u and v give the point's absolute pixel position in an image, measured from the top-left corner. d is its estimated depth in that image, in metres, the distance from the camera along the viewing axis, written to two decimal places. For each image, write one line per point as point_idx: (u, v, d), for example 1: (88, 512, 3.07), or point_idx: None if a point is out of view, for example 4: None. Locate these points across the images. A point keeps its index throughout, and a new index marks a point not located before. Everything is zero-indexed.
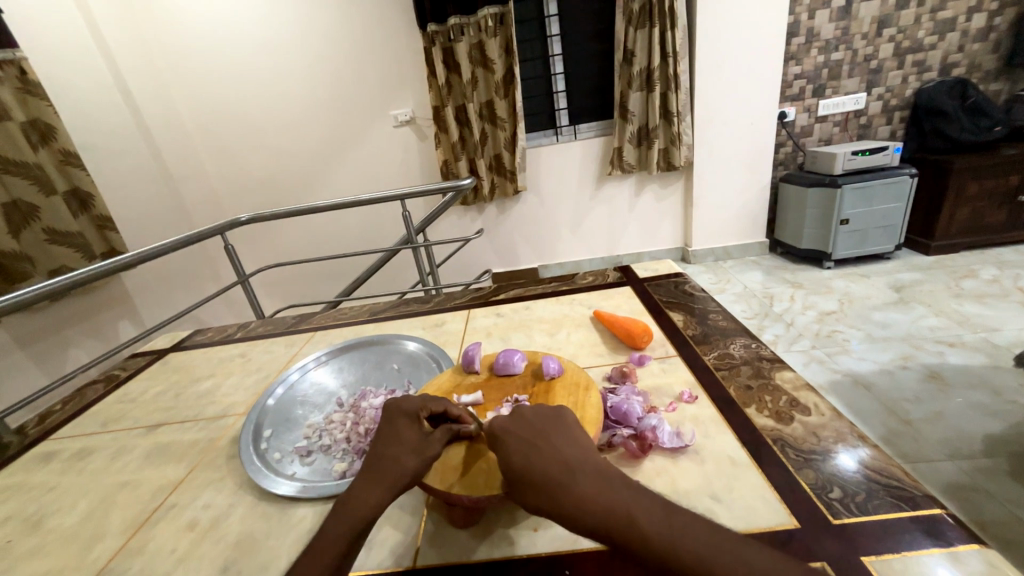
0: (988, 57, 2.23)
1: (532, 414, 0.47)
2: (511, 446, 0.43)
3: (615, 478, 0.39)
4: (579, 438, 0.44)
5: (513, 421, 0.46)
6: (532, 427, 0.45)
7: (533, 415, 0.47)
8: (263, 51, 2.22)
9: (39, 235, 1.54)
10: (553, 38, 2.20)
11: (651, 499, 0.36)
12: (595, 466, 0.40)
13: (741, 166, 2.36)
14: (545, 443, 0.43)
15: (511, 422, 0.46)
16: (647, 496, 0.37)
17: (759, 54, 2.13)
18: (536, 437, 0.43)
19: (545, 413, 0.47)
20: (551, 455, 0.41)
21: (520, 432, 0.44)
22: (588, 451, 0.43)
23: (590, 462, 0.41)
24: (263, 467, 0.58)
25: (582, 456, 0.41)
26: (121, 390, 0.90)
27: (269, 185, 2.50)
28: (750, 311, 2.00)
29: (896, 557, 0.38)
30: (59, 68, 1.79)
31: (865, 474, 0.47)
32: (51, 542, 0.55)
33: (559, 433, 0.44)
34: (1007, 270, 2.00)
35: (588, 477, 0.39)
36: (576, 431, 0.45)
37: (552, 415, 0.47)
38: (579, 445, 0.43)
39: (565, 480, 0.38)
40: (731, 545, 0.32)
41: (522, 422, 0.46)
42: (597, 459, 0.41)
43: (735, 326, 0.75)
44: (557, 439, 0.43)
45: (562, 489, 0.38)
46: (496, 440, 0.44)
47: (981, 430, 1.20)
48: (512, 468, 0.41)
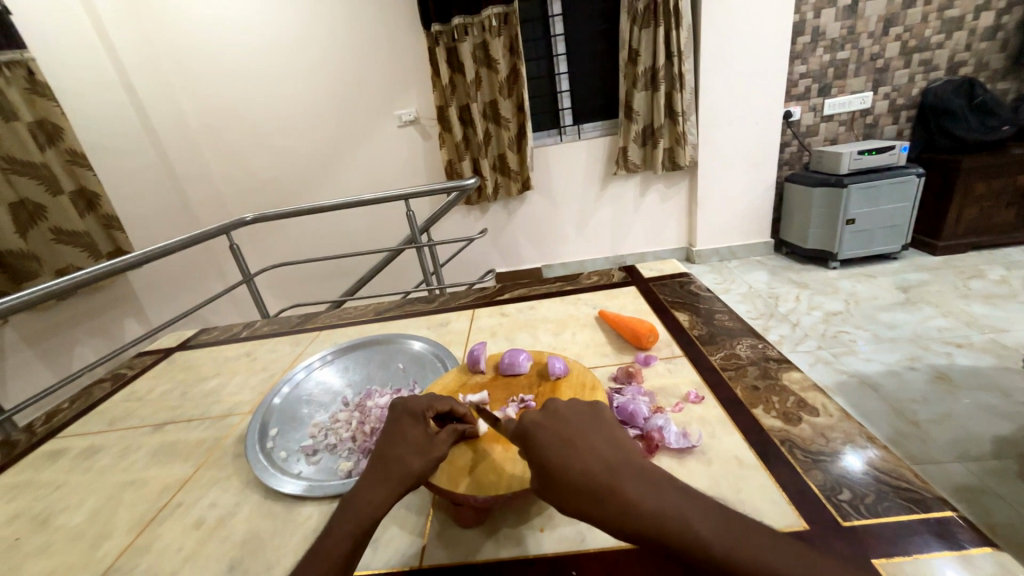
0: (996, 56, 2.21)
1: (566, 409, 0.44)
2: (547, 446, 0.41)
3: (661, 478, 0.37)
4: (618, 434, 0.42)
5: (546, 418, 0.44)
6: (568, 424, 0.43)
7: (567, 409, 0.45)
8: (267, 52, 2.23)
9: (46, 235, 1.55)
10: (557, 38, 2.20)
11: (702, 502, 0.34)
12: (640, 465, 0.38)
13: (746, 166, 2.35)
14: (583, 442, 0.41)
15: (544, 419, 0.44)
16: (698, 499, 0.35)
17: (765, 53, 2.12)
18: (574, 435, 0.41)
19: (579, 408, 0.45)
20: (590, 455, 0.39)
21: (554, 430, 0.42)
22: (629, 448, 0.41)
23: (634, 461, 0.39)
24: (269, 466, 0.58)
25: (623, 455, 0.39)
26: (128, 388, 0.91)
27: (273, 184, 2.51)
28: (754, 312, 1.99)
29: (907, 560, 0.38)
30: (66, 70, 1.81)
31: (875, 476, 0.46)
32: (59, 540, 0.56)
33: (597, 429, 0.42)
34: (1015, 270, 1.99)
35: (633, 479, 0.37)
36: (614, 426, 0.43)
37: (586, 410, 0.45)
38: (618, 443, 0.41)
39: (611, 484, 0.36)
40: (794, 553, 0.30)
41: (556, 418, 0.43)
42: (640, 457, 0.39)
43: (742, 326, 0.75)
44: (595, 435, 0.41)
45: (607, 493, 0.36)
46: (531, 439, 0.42)
47: (990, 431, 1.19)
48: (550, 471, 0.39)
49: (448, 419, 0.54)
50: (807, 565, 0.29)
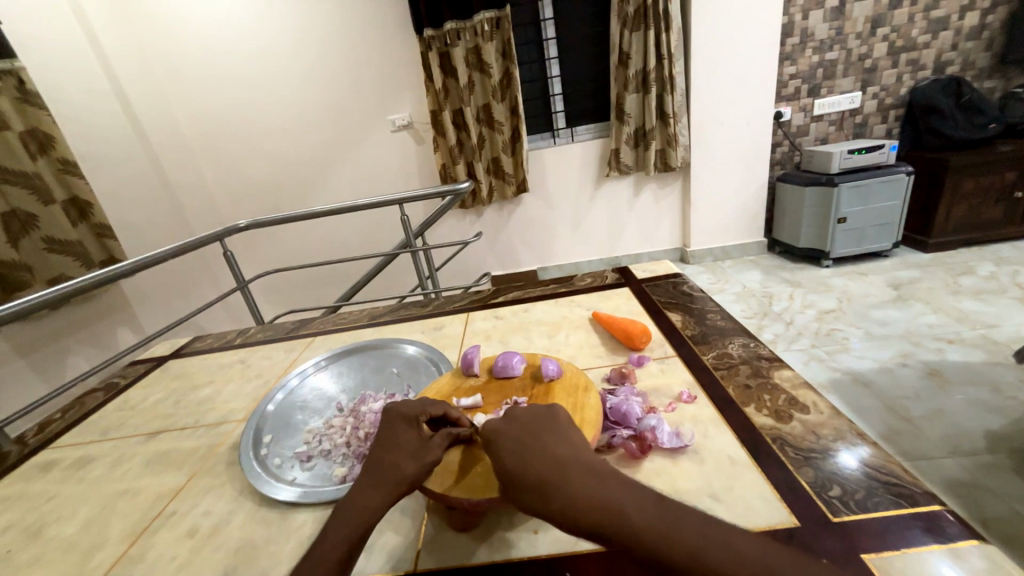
0: (982, 55, 2.25)
1: (524, 413, 0.46)
2: (503, 448, 0.43)
3: (607, 474, 0.39)
4: (572, 436, 0.44)
5: (505, 422, 0.46)
6: (524, 426, 0.45)
7: (526, 414, 0.46)
8: (260, 58, 2.23)
9: (38, 244, 1.54)
10: (549, 42, 2.21)
11: (644, 496, 0.36)
12: (588, 462, 0.40)
13: (739, 166, 2.37)
14: (537, 443, 0.43)
15: (504, 423, 0.45)
16: (639, 494, 0.37)
17: (755, 55, 2.14)
18: (529, 437, 0.43)
19: (538, 412, 0.47)
20: (542, 455, 0.41)
21: (511, 432, 0.44)
22: (582, 448, 0.43)
23: (583, 459, 0.40)
24: (263, 473, 0.58)
25: (574, 453, 0.41)
26: (120, 398, 0.90)
27: (268, 190, 2.50)
28: (749, 311, 2.00)
29: (896, 554, 0.38)
30: (58, 78, 1.80)
31: (866, 472, 0.47)
32: (51, 551, 0.55)
33: (552, 432, 0.44)
34: (1004, 266, 2.01)
35: (580, 475, 0.38)
36: (570, 429, 0.45)
37: (544, 413, 0.47)
38: (571, 443, 0.43)
39: (558, 480, 0.38)
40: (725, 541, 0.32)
41: (513, 421, 0.45)
42: (590, 455, 0.41)
43: (734, 326, 0.76)
44: (549, 437, 0.43)
45: (555, 488, 0.38)
46: (489, 441, 0.44)
47: (982, 426, 1.20)
48: (504, 470, 0.41)
49: (443, 423, 0.54)
50: (732, 550, 0.31)
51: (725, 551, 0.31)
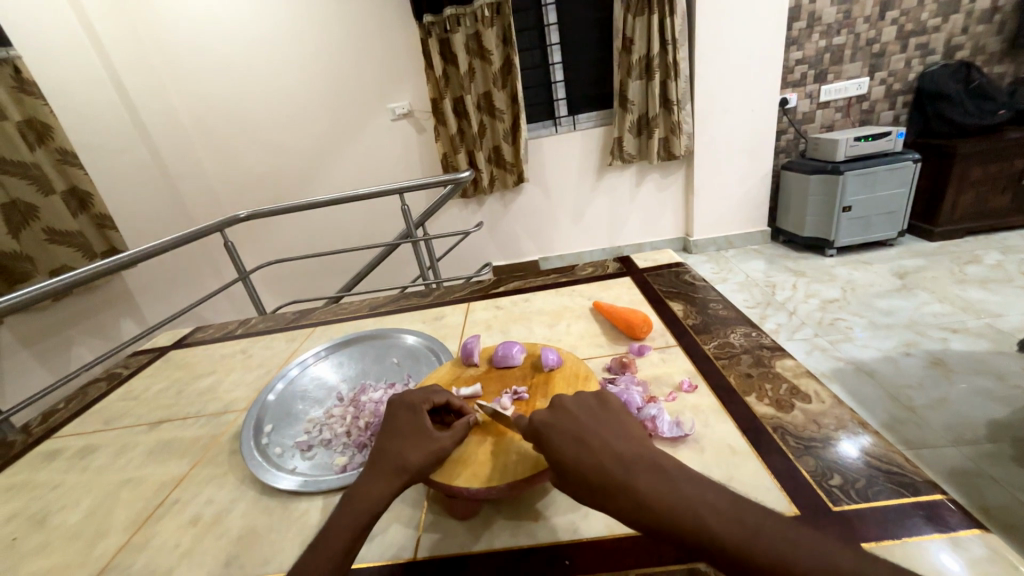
0: (993, 39, 2.19)
1: (574, 404, 0.45)
2: (557, 442, 0.41)
3: (672, 470, 0.37)
4: (630, 428, 0.42)
5: (554, 414, 0.44)
6: (575, 419, 0.43)
7: (575, 404, 0.45)
8: (258, 46, 2.20)
9: (39, 235, 1.54)
10: (550, 27, 2.17)
11: (712, 491, 0.35)
12: (649, 458, 0.38)
13: (742, 154, 2.34)
14: (594, 435, 0.41)
15: (553, 415, 0.44)
16: (709, 491, 0.35)
17: (761, 39, 2.09)
18: (583, 430, 0.41)
19: (587, 402, 0.45)
20: (598, 449, 0.39)
21: (564, 425, 0.42)
22: (639, 440, 0.41)
23: (643, 454, 0.39)
24: (264, 462, 0.58)
25: (634, 449, 0.39)
26: (123, 388, 0.91)
27: (268, 181, 2.49)
28: (751, 300, 1.99)
29: (896, 543, 0.39)
30: (55, 67, 1.79)
31: (867, 462, 0.47)
32: (56, 539, 0.56)
33: (608, 423, 0.43)
34: (1011, 255, 1.99)
35: (645, 473, 0.37)
36: (625, 420, 0.43)
37: (596, 404, 0.45)
38: (628, 436, 0.41)
39: (621, 477, 0.37)
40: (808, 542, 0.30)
41: (562, 411, 0.44)
42: (651, 448, 0.40)
43: (736, 315, 0.75)
44: (605, 430, 0.42)
45: (619, 485, 0.37)
46: (540, 435, 0.43)
47: (985, 415, 1.20)
48: (561, 467, 0.40)
49: (446, 412, 0.54)
50: (813, 552, 0.29)
51: (804, 554, 0.29)
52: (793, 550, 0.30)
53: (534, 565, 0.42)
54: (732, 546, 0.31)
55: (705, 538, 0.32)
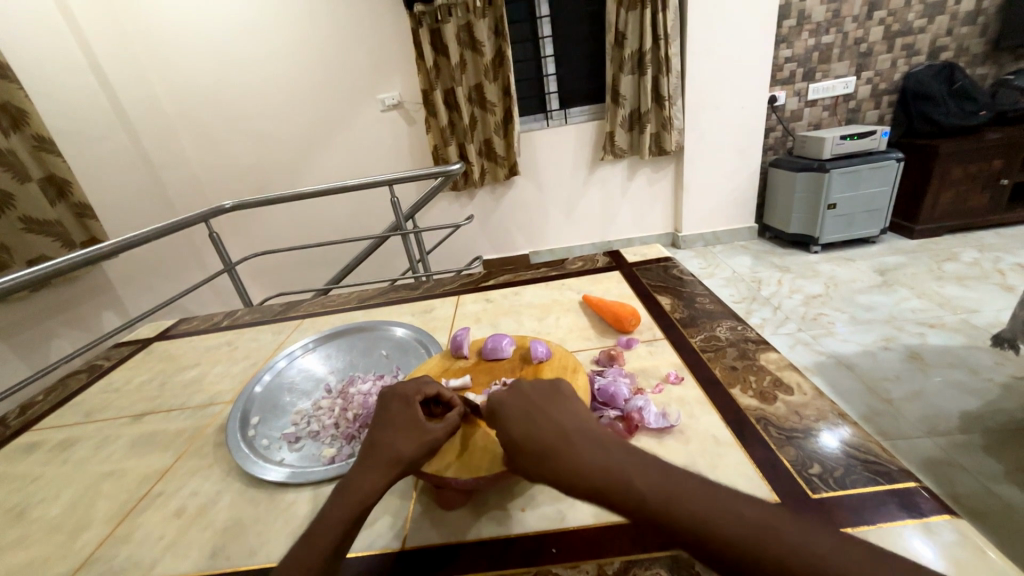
0: (976, 40, 2.24)
1: (528, 383, 0.46)
2: (508, 417, 0.42)
3: (614, 441, 0.38)
4: (581, 408, 0.43)
5: (508, 394, 0.45)
6: (528, 397, 0.43)
7: (529, 385, 0.45)
8: (244, 32, 2.14)
9: (15, 223, 1.49)
10: (542, 20, 2.15)
11: (650, 461, 0.36)
12: (594, 430, 0.39)
13: (732, 151, 2.36)
14: (544, 412, 0.42)
15: (508, 395, 0.45)
16: (648, 462, 0.36)
17: (752, 36, 2.10)
18: (534, 407, 0.42)
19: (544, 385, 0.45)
20: (548, 423, 0.40)
21: (515, 401, 0.43)
22: (588, 419, 0.41)
23: (588, 427, 0.40)
24: (251, 454, 0.58)
25: (581, 423, 0.40)
26: (104, 380, 0.89)
27: (254, 171, 2.43)
28: (738, 296, 2.02)
29: (871, 529, 0.40)
30: (31, 49, 1.72)
31: (845, 451, 0.48)
32: (36, 532, 0.55)
33: (559, 400, 0.43)
34: (988, 253, 2.04)
35: (587, 443, 0.38)
36: (576, 400, 0.44)
37: (549, 384, 0.46)
38: (577, 414, 0.42)
39: (565, 447, 0.38)
40: (733, 504, 0.32)
41: (521, 398, 0.44)
42: (598, 425, 0.41)
43: (722, 309, 0.76)
44: (555, 406, 0.42)
45: (560, 454, 0.37)
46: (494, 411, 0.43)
47: (959, 407, 1.24)
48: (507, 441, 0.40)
49: (437, 402, 0.54)
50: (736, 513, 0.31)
51: (772, 536, 0.30)
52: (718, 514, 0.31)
53: (521, 554, 0.43)
54: (663, 515, 0.32)
55: (638, 506, 0.33)
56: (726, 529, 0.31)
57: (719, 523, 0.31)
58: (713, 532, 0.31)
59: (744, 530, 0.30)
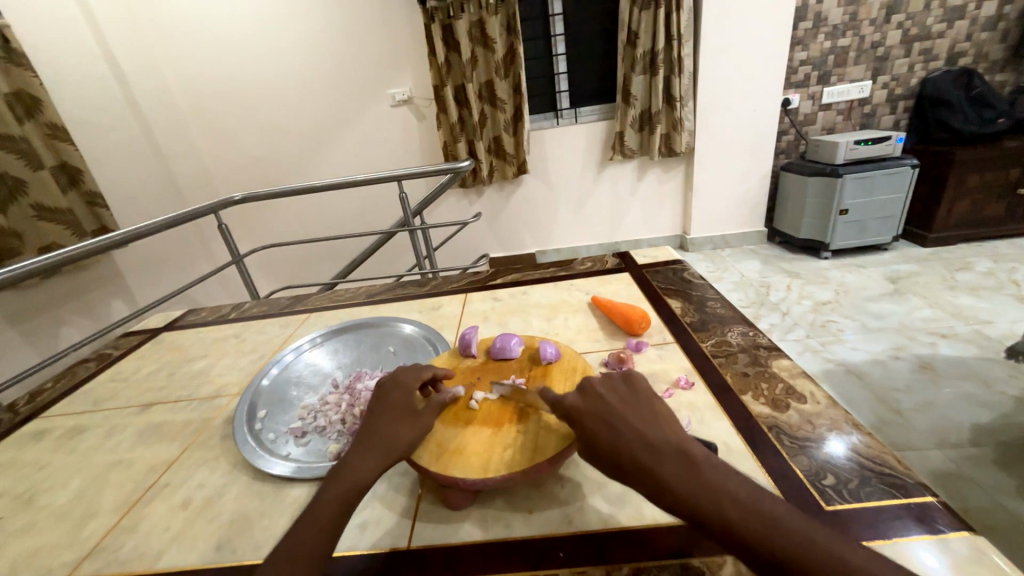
0: (996, 46, 2.20)
1: (606, 390, 0.45)
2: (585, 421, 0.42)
3: (698, 458, 0.37)
4: (660, 412, 0.43)
5: (582, 397, 0.44)
6: (606, 403, 0.43)
7: (603, 387, 0.45)
8: (257, 25, 2.14)
9: (27, 211, 1.50)
10: (555, 18, 2.14)
11: (738, 485, 0.35)
12: (676, 443, 0.39)
13: (743, 154, 2.33)
14: (626, 419, 0.41)
15: (582, 397, 0.45)
16: (737, 482, 0.35)
17: (766, 38, 2.07)
18: (614, 413, 0.42)
19: (617, 389, 0.45)
20: (629, 433, 0.40)
21: (594, 408, 0.43)
22: (669, 425, 0.41)
23: (670, 439, 0.39)
24: (257, 448, 0.58)
25: (663, 434, 0.40)
26: (112, 369, 0.90)
27: (264, 164, 2.44)
28: (746, 300, 2.00)
29: (886, 544, 0.39)
30: (45, 37, 1.73)
31: (858, 462, 0.47)
32: (43, 520, 0.55)
33: (640, 410, 0.42)
34: (1002, 263, 2.01)
35: (670, 459, 0.37)
36: (653, 406, 0.43)
37: (627, 390, 0.45)
38: (656, 422, 0.41)
39: (648, 461, 0.37)
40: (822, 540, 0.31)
41: (598, 403, 0.44)
42: (680, 436, 0.40)
43: (733, 314, 0.75)
44: (631, 414, 0.42)
45: (642, 464, 0.37)
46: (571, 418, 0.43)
47: (970, 420, 1.22)
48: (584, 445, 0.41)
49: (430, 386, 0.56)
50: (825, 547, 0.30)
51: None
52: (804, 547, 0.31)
53: (525, 557, 0.42)
54: (763, 547, 0.31)
55: (738, 534, 0.32)
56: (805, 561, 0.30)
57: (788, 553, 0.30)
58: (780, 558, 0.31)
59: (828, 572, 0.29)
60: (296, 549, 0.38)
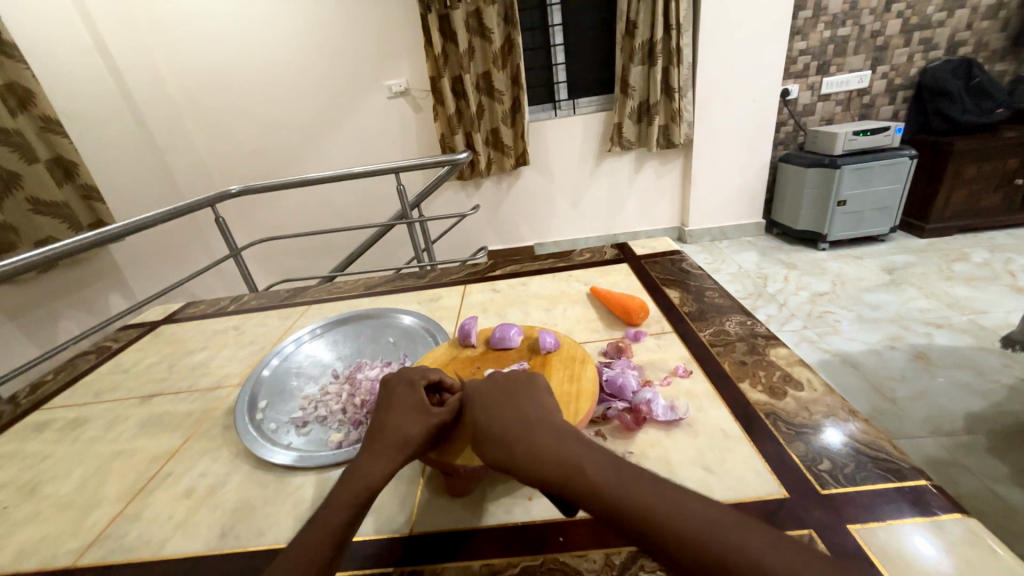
0: (996, 36, 2.19)
1: (505, 378, 0.48)
2: (476, 408, 0.45)
3: (571, 434, 0.40)
4: (549, 402, 0.45)
5: (484, 385, 0.48)
6: (499, 390, 0.46)
7: (504, 380, 0.48)
8: (252, 15, 2.11)
9: (22, 205, 1.49)
10: (553, 7, 2.12)
11: (608, 455, 0.37)
12: (555, 423, 0.41)
13: (743, 144, 2.32)
14: (510, 406, 0.44)
15: (482, 387, 0.48)
16: (603, 453, 0.37)
17: (766, 28, 2.06)
18: (503, 403, 0.45)
19: (516, 379, 0.48)
20: (513, 417, 0.43)
21: (487, 395, 0.46)
22: (554, 413, 0.44)
23: (550, 420, 0.42)
24: (259, 437, 0.58)
25: (544, 416, 0.42)
26: (112, 361, 0.90)
27: (261, 158, 2.43)
28: (744, 291, 2.01)
29: (881, 526, 0.40)
30: (36, 28, 1.70)
31: (854, 448, 0.48)
32: (47, 509, 0.56)
33: (527, 397, 0.45)
34: (998, 253, 2.02)
35: (546, 434, 0.40)
36: (545, 397, 0.46)
37: (525, 380, 0.48)
38: (545, 407, 0.44)
39: (525, 438, 0.40)
40: (680, 492, 0.33)
41: (491, 388, 0.47)
42: (560, 419, 0.42)
43: (731, 303, 0.76)
44: (523, 400, 0.45)
45: (521, 441, 0.40)
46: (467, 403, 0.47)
47: (964, 408, 1.23)
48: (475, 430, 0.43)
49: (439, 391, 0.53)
50: (676, 498, 0.32)
51: (707, 524, 0.30)
52: (658, 501, 0.32)
53: (528, 543, 0.42)
54: (618, 505, 0.33)
55: (594, 495, 0.34)
56: (663, 511, 0.31)
57: (643, 505, 0.32)
58: (638, 512, 0.32)
59: (674, 520, 0.31)
60: (305, 550, 0.38)
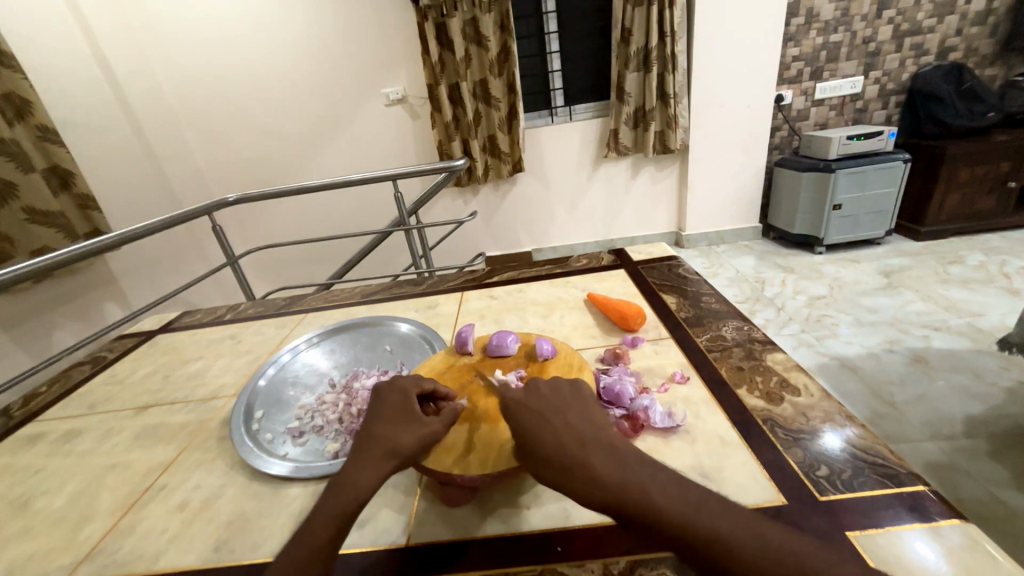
0: (986, 41, 2.22)
1: (547, 387, 0.46)
2: (520, 417, 0.43)
3: (627, 452, 0.38)
4: (594, 413, 0.43)
5: (526, 394, 0.45)
6: (543, 399, 0.44)
7: (547, 388, 0.46)
8: (250, 25, 2.13)
9: (19, 214, 1.48)
10: (549, 15, 2.14)
11: (668, 475, 0.36)
12: (607, 439, 0.40)
13: (738, 149, 2.34)
14: (556, 418, 0.42)
15: (523, 395, 0.45)
16: (663, 473, 0.36)
17: (759, 35, 2.08)
18: (548, 414, 0.42)
19: (556, 388, 0.46)
20: (562, 430, 0.41)
21: (530, 404, 0.44)
22: (601, 425, 0.42)
23: (601, 435, 0.40)
24: (255, 448, 0.58)
25: (593, 430, 0.41)
26: (108, 371, 0.89)
27: (258, 166, 2.44)
28: (741, 295, 2.01)
29: (879, 533, 0.40)
30: (35, 39, 1.71)
31: (852, 453, 0.47)
32: (39, 523, 0.55)
33: (571, 408, 0.43)
34: (993, 256, 2.03)
35: (602, 453, 0.38)
36: (589, 406, 0.44)
37: (568, 389, 0.46)
38: (591, 419, 0.42)
39: (580, 455, 0.38)
40: (746, 518, 0.32)
41: (534, 397, 0.45)
42: (609, 432, 0.41)
43: (728, 308, 0.76)
44: (569, 412, 0.43)
45: (577, 459, 0.38)
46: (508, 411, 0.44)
47: (962, 411, 1.23)
48: (521, 440, 0.41)
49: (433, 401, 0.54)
50: (746, 526, 0.32)
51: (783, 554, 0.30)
52: (730, 529, 0.32)
53: (525, 553, 0.42)
54: (688, 533, 0.32)
55: (664, 521, 0.33)
56: (737, 541, 0.31)
57: (716, 535, 0.32)
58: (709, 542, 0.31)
59: (747, 552, 0.30)
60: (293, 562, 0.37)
